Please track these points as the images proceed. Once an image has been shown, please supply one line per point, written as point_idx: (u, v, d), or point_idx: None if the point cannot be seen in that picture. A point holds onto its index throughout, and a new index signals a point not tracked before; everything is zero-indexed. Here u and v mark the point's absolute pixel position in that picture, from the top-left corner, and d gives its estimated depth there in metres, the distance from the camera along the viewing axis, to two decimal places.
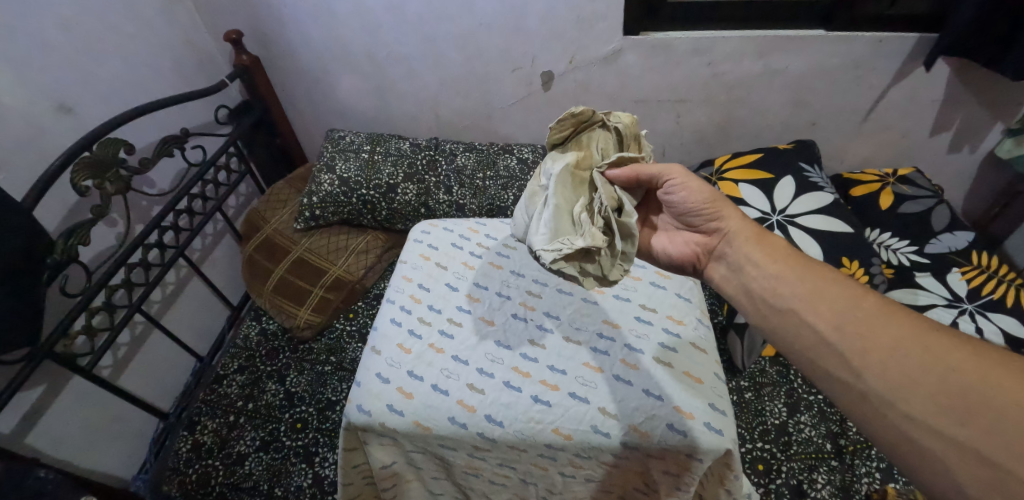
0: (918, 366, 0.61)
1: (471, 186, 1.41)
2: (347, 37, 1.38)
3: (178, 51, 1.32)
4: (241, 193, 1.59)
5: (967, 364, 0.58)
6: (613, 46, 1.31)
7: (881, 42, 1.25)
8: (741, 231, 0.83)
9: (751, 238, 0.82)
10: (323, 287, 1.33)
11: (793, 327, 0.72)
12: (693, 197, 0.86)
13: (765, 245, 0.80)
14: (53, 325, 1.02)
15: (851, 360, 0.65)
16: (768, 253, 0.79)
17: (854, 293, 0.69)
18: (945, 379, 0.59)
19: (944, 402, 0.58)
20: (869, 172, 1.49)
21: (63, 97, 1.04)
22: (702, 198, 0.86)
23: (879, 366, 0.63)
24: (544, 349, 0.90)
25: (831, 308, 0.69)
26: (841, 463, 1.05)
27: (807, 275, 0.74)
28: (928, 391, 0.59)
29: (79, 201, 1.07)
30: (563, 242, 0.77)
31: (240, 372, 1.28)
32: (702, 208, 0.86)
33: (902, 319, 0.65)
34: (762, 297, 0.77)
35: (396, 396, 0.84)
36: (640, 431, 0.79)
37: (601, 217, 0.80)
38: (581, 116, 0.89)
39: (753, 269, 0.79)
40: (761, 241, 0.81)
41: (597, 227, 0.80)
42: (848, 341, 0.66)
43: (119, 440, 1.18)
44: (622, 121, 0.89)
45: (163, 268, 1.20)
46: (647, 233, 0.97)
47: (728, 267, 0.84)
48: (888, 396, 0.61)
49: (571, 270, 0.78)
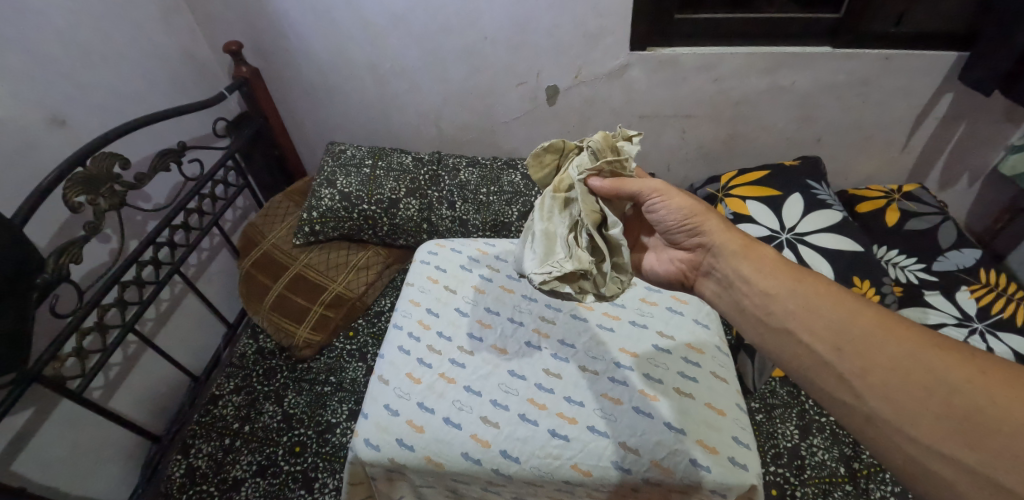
0: (920, 386, 0.56)
1: (474, 201, 1.38)
2: (348, 49, 1.36)
3: (176, 62, 1.30)
4: (238, 207, 1.55)
5: (974, 385, 0.54)
6: (620, 61, 1.30)
7: (888, 60, 1.24)
8: (727, 244, 0.79)
9: (737, 252, 0.78)
10: (323, 304, 1.30)
11: (789, 346, 0.67)
12: (673, 213, 0.82)
13: (753, 258, 0.76)
14: (42, 346, 0.98)
15: (850, 379, 0.61)
16: (759, 269, 0.75)
17: (851, 308, 0.65)
18: (950, 400, 0.55)
19: (950, 424, 0.54)
20: (874, 189, 1.48)
21: (57, 110, 1.01)
22: (683, 214, 0.82)
23: (880, 386, 0.59)
24: (559, 379, 0.87)
25: (827, 326, 0.65)
26: (855, 488, 1.02)
27: (802, 292, 0.70)
28: (933, 413, 0.55)
29: (71, 218, 1.03)
30: (552, 265, 0.76)
31: (236, 392, 1.24)
32: (683, 225, 0.82)
33: (902, 334, 0.60)
34: (757, 317, 0.72)
35: (407, 430, 0.81)
36: (662, 467, 0.77)
37: (586, 234, 0.78)
38: (554, 149, 0.85)
39: (743, 286, 0.75)
40: (750, 255, 0.77)
41: (584, 247, 0.78)
42: (848, 361, 0.62)
43: (110, 464, 1.14)
44: (593, 140, 0.81)
45: (158, 285, 1.16)
46: (639, 250, 0.96)
47: (717, 282, 0.80)
48: (890, 417, 0.57)
49: (567, 289, 0.76)
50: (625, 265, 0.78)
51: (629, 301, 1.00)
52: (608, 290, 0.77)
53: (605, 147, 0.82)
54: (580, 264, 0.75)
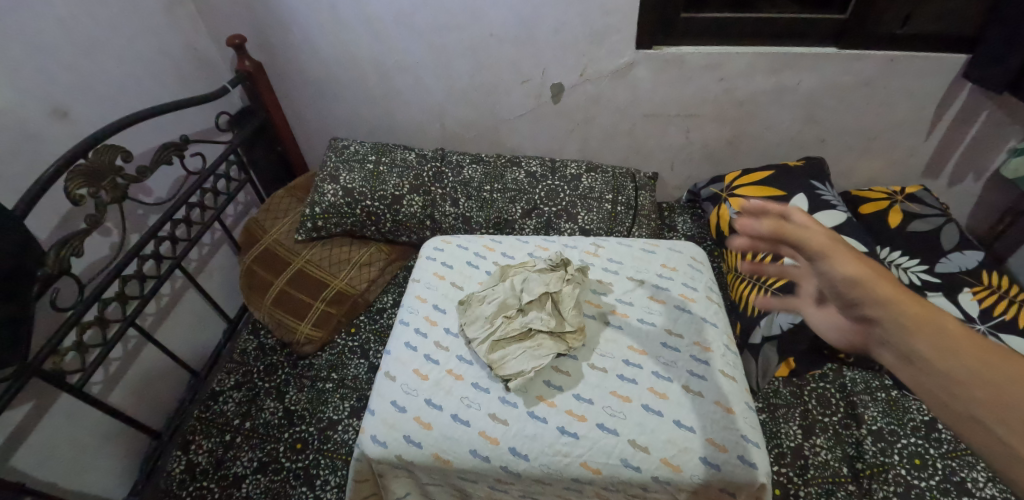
0: None
1: (478, 198, 1.38)
2: (353, 43, 1.35)
3: (180, 55, 1.29)
4: (240, 202, 1.54)
5: None
6: (626, 59, 1.29)
7: (893, 61, 1.25)
8: (905, 315, 0.50)
9: (920, 328, 0.49)
10: (325, 300, 1.29)
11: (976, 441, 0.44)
12: (830, 276, 0.56)
13: (933, 332, 0.48)
14: (43, 339, 0.97)
15: None
16: (942, 344, 0.47)
17: None
18: None
19: None
20: (877, 190, 1.48)
21: (59, 101, 0.99)
22: (850, 276, 0.54)
23: None
24: (569, 376, 0.86)
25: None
26: (858, 488, 1.02)
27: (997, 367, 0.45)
28: None
29: (73, 210, 1.02)
30: (503, 330, 0.87)
31: (237, 388, 1.23)
32: (840, 291, 0.55)
33: None
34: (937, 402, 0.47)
35: (415, 427, 0.81)
36: (672, 465, 0.77)
37: (518, 312, 0.89)
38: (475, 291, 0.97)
39: (920, 372, 0.48)
40: (924, 332, 0.48)
41: (521, 320, 0.88)
42: None
43: (109, 460, 1.13)
44: (497, 270, 1.00)
45: (159, 280, 1.15)
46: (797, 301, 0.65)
47: (891, 362, 0.51)
48: None
49: (524, 345, 0.85)
50: (568, 323, 0.88)
51: (638, 299, 0.99)
52: (558, 343, 0.86)
53: (508, 269, 0.99)
54: (523, 328, 0.86)
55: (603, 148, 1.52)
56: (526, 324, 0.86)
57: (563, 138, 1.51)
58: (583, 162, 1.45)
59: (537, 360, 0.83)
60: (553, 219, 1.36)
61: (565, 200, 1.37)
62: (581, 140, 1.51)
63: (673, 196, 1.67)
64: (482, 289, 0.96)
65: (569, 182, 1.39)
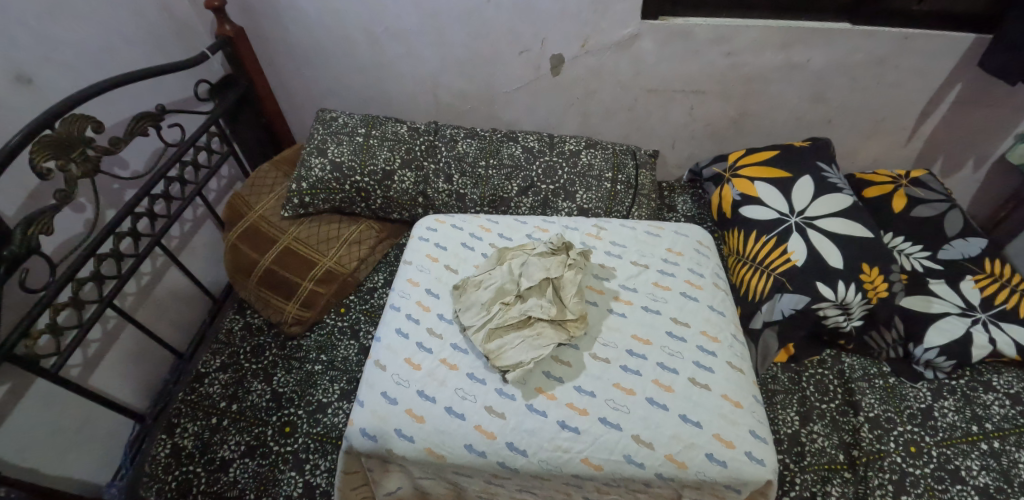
0: None
1: (473, 174, 1.33)
2: (342, 9, 1.27)
3: (154, 18, 1.20)
4: (222, 175, 1.46)
5: None
6: (629, 31, 1.23)
7: (907, 39, 1.20)
8: None
9: None
10: (313, 280, 1.24)
11: None
12: None
13: None
14: (13, 323, 0.92)
15: None
16: None
17: None
18: None
19: None
20: (881, 172, 1.43)
21: (20, 66, 0.92)
22: None
23: None
24: (569, 367, 0.83)
25: None
26: (853, 475, 1.01)
27: None
28: None
29: (41, 185, 0.96)
30: (499, 316, 0.83)
31: (223, 370, 1.19)
32: None
33: None
34: None
35: (406, 420, 0.78)
36: (677, 462, 0.75)
37: (514, 299, 0.85)
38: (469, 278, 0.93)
39: None
40: None
41: (518, 307, 0.84)
42: None
43: (90, 445, 1.09)
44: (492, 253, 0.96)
45: (138, 258, 1.10)
46: None
47: None
48: None
49: (523, 335, 0.81)
50: (568, 310, 0.84)
51: (641, 285, 0.96)
52: (557, 330, 0.82)
53: (505, 253, 0.95)
54: (520, 314, 0.83)
55: (604, 123, 1.47)
56: (525, 312, 0.83)
57: (562, 113, 1.45)
58: (582, 138, 1.39)
59: (537, 350, 0.80)
60: (550, 197, 1.31)
61: (563, 178, 1.32)
62: (581, 115, 1.45)
63: (673, 175, 1.62)
64: (478, 273, 0.93)
65: (568, 158, 1.34)
